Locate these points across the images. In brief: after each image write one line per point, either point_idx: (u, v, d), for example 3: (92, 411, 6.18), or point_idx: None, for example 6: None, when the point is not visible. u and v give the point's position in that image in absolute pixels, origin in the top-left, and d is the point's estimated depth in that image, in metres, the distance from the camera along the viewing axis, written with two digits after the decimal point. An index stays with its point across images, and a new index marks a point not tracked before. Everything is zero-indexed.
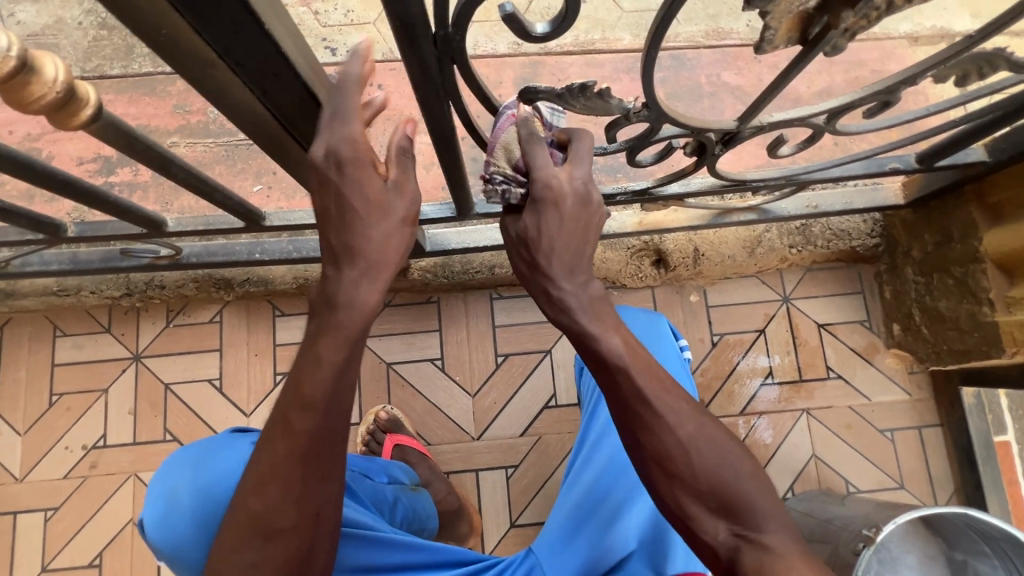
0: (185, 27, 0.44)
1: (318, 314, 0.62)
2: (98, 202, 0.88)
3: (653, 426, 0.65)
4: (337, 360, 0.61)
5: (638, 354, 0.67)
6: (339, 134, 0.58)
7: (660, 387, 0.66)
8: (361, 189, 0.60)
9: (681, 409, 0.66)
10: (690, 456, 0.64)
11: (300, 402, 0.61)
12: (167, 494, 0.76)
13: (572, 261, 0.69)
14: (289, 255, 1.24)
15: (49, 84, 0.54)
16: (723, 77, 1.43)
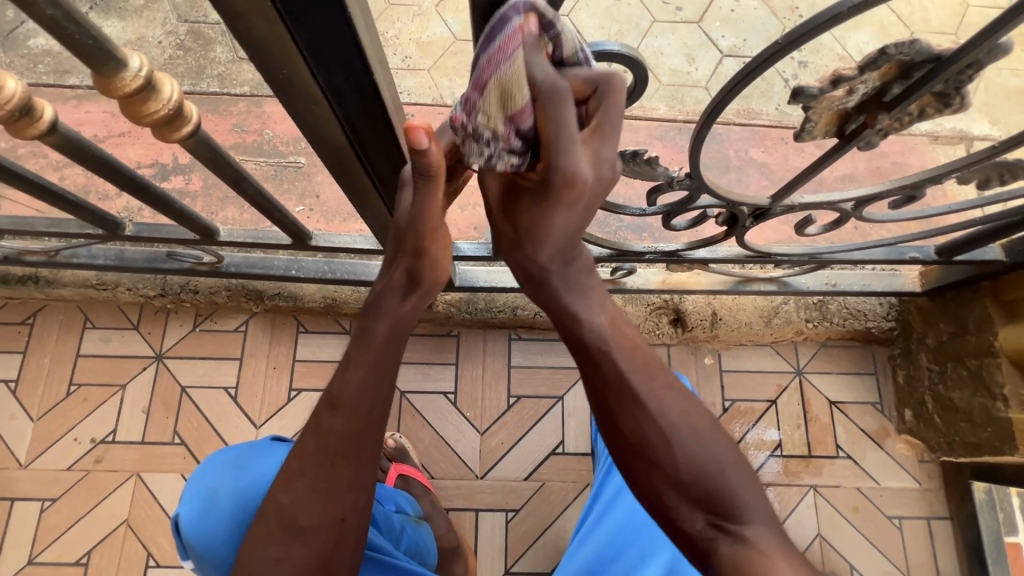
0: (306, 71, 0.50)
1: (358, 325, 0.69)
2: (164, 207, 0.94)
3: (634, 413, 0.66)
4: (368, 367, 0.67)
5: (623, 335, 0.68)
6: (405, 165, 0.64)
7: (643, 373, 0.67)
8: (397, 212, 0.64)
9: (663, 393, 0.67)
10: (670, 446, 0.65)
11: (332, 402, 0.67)
12: (205, 495, 0.79)
13: (567, 243, 0.65)
14: (323, 274, 1.29)
15: (164, 102, 0.60)
16: (751, 153, 1.51)
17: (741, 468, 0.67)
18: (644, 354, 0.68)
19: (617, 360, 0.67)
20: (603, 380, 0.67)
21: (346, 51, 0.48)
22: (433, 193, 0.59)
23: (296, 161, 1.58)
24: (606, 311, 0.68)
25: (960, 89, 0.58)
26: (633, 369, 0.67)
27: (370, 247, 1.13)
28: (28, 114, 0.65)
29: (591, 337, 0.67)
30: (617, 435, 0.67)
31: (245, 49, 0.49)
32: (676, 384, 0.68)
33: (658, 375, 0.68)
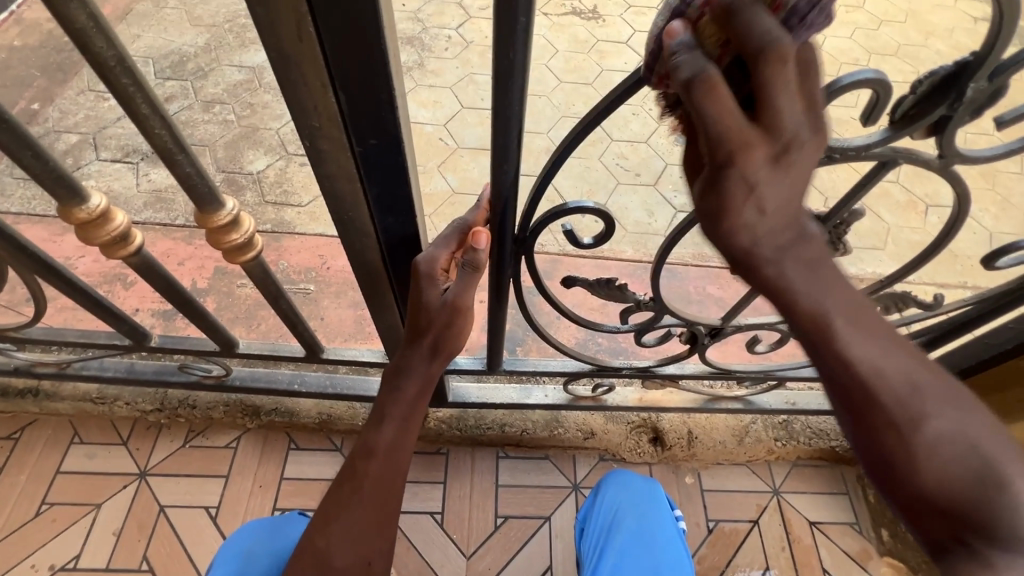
0: (366, 212, 0.68)
1: (387, 383, 0.81)
2: (201, 320, 1.06)
3: (886, 406, 0.56)
4: (398, 421, 0.78)
5: (866, 316, 0.57)
6: (426, 251, 0.73)
7: (879, 341, 0.57)
8: (423, 291, 0.74)
9: (923, 382, 0.57)
10: (920, 445, 0.55)
11: (365, 453, 0.77)
12: (241, 556, 0.89)
13: (773, 216, 0.52)
14: (325, 388, 1.37)
15: (243, 233, 0.77)
16: (709, 289, 1.83)
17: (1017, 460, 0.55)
18: (920, 354, 0.59)
19: (864, 351, 0.56)
20: (835, 373, 0.57)
21: (398, 202, 0.66)
22: (474, 284, 0.73)
23: (306, 287, 1.75)
24: (846, 298, 0.57)
25: (841, 238, 0.80)
26: (888, 349, 0.57)
27: (376, 361, 1.24)
28: (124, 239, 0.80)
29: (827, 324, 0.56)
30: (869, 444, 0.57)
31: (326, 197, 0.66)
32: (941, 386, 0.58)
33: (932, 373, 0.58)
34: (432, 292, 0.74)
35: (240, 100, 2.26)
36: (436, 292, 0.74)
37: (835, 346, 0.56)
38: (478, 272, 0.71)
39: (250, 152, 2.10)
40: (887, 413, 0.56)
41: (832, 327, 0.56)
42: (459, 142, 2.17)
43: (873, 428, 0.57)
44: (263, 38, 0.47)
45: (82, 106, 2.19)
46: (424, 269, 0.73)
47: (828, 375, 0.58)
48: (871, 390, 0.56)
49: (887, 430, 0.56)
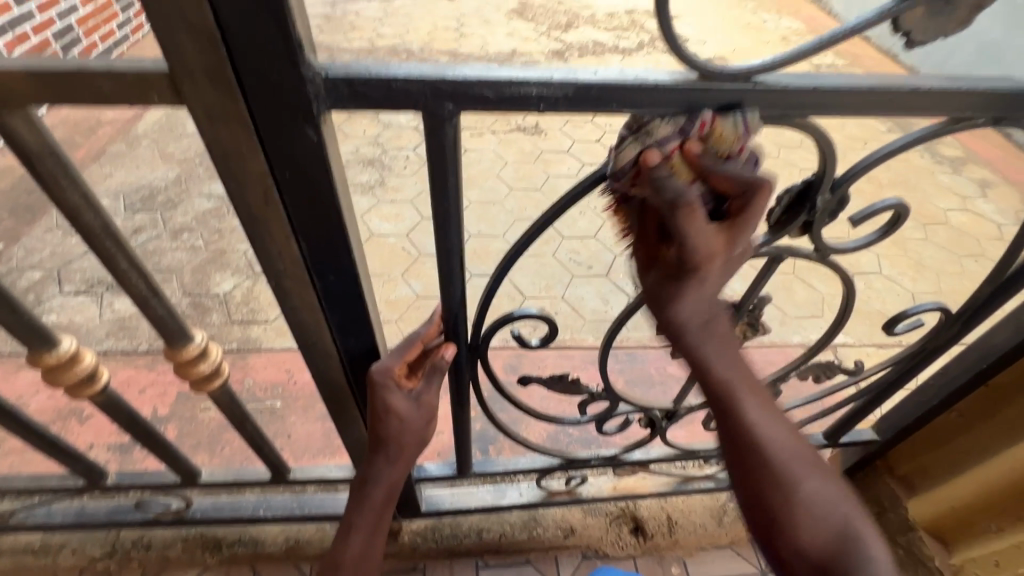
0: (329, 335, 0.74)
1: (356, 491, 0.86)
2: (163, 451, 1.05)
3: (773, 469, 0.72)
4: (365, 532, 0.85)
5: (759, 390, 0.74)
6: (382, 361, 0.76)
7: (767, 414, 0.73)
8: (386, 397, 0.77)
9: (798, 450, 0.74)
10: (792, 501, 0.71)
11: (333, 564, 0.84)
12: None
13: (708, 305, 0.66)
14: (292, 511, 1.33)
15: (211, 362, 0.81)
16: (669, 369, 1.92)
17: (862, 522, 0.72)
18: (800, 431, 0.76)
19: (759, 421, 0.72)
20: (736, 438, 0.73)
21: (358, 326, 0.72)
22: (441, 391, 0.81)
23: (272, 404, 1.73)
24: (747, 374, 0.73)
25: (758, 320, 0.91)
26: (771, 422, 0.73)
27: (345, 475, 1.23)
28: (91, 379, 0.83)
29: (735, 394, 0.72)
30: (748, 489, 0.73)
31: (292, 326, 0.72)
32: (816, 457, 0.75)
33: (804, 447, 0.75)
34: (394, 402, 0.78)
35: (208, 226, 2.37)
36: (402, 396, 0.78)
37: (735, 416, 0.72)
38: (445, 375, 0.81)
39: (217, 274, 2.17)
40: (770, 469, 0.72)
41: (736, 395, 0.72)
42: (420, 250, 2.31)
43: (760, 480, 0.72)
44: (235, 205, 0.56)
45: (49, 243, 2.25)
46: (382, 382, 0.76)
47: (730, 438, 0.73)
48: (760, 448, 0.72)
49: (769, 485, 0.72)
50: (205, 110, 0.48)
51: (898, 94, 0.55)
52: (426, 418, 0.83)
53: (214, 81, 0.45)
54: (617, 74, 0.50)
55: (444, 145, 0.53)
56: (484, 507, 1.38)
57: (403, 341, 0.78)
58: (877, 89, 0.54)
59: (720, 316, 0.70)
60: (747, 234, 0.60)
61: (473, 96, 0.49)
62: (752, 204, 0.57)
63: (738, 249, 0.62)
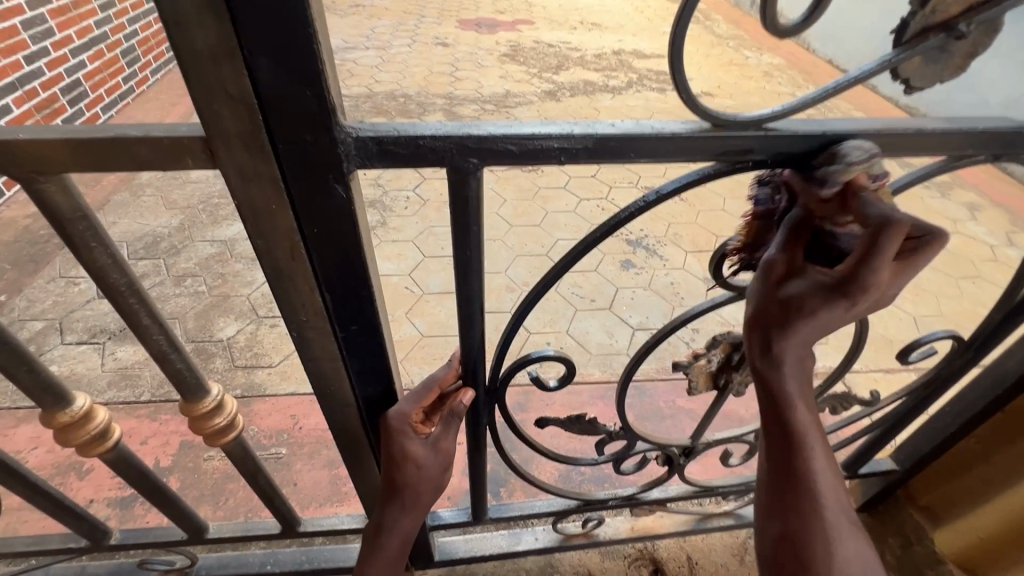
0: (348, 384, 0.74)
1: (369, 540, 0.83)
2: (171, 507, 1.02)
3: (818, 515, 0.59)
4: None
5: (831, 446, 0.63)
6: (399, 406, 0.75)
7: (828, 457, 0.62)
8: (404, 444, 0.75)
9: (852, 516, 0.61)
10: (839, 573, 0.58)
11: None
12: None
13: (805, 349, 0.58)
14: (301, 564, 1.28)
15: (227, 414, 0.80)
16: (678, 402, 1.91)
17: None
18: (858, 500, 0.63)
19: (819, 462, 0.61)
20: (790, 467, 0.61)
21: (377, 374, 0.72)
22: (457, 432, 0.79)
23: (277, 451, 1.70)
24: (821, 423, 0.63)
25: None
26: (831, 466, 0.62)
27: (357, 525, 1.20)
28: (103, 436, 0.81)
29: (805, 440, 0.61)
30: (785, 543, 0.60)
31: (311, 376, 0.72)
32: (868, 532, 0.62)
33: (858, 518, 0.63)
34: (410, 447, 0.76)
35: (211, 272, 2.37)
36: (417, 441, 0.76)
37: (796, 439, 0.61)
38: (461, 417, 0.79)
39: (220, 319, 2.16)
40: (819, 524, 0.59)
41: (803, 441, 0.61)
42: (424, 288, 2.32)
43: (796, 523, 0.60)
44: (262, 259, 0.57)
45: (51, 294, 2.24)
46: (398, 427, 0.74)
47: (780, 465, 0.62)
48: (818, 505, 0.60)
49: (810, 535, 0.59)
50: (237, 172, 0.49)
51: (903, 135, 0.57)
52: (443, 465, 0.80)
53: (248, 145, 0.47)
54: (633, 126, 0.52)
55: (467, 198, 0.55)
56: (499, 554, 1.34)
57: (419, 384, 0.77)
58: (883, 132, 0.56)
59: (814, 363, 0.61)
60: (901, 282, 0.54)
61: (496, 152, 0.51)
62: (883, 244, 0.50)
63: (881, 297, 0.56)
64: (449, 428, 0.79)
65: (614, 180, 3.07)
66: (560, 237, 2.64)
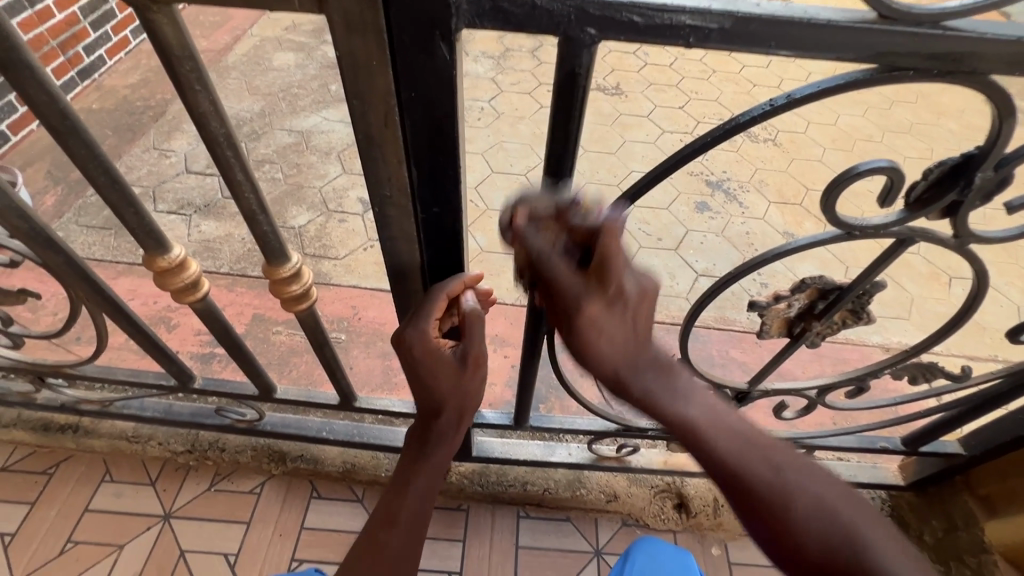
0: (419, 270, 0.75)
1: (414, 449, 0.80)
2: (246, 364, 1.12)
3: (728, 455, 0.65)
4: (423, 487, 0.78)
5: (685, 380, 0.71)
6: (414, 329, 0.71)
7: (701, 400, 0.70)
8: (428, 362, 0.72)
9: (748, 432, 0.68)
10: (777, 494, 0.63)
11: (386, 522, 0.76)
12: None
13: (622, 347, 0.68)
14: (352, 437, 1.40)
15: (302, 284, 0.84)
16: (732, 353, 1.86)
17: (886, 541, 0.60)
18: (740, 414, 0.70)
19: (694, 412, 0.68)
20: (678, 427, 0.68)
21: (448, 262, 0.73)
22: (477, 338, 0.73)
23: (337, 336, 1.81)
24: (664, 362, 0.71)
25: (865, 307, 0.83)
26: (703, 405, 0.69)
27: (406, 411, 1.28)
28: (193, 286, 0.87)
29: (700, 431, 0.67)
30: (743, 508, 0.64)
31: (386, 256, 0.73)
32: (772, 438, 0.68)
33: (806, 459, 0.67)
34: (441, 360, 0.72)
35: (288, 161, 2.44)
36: (441, 355, 0.72)
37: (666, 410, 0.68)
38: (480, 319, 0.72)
39: (294, 207, 2.25)
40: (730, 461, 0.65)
41: (669, 392, 0.69)
42: (488, 203, 2.31)
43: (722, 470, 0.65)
44: (355, 124, 0.56)
45: (146, 163, 2.39)
46: (421, 344, 0.71)
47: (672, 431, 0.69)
48: (754, 475, 0.64)
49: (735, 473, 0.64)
50: (343, 20, 0.47)
51: None
52: (480, 374, 0.76)
53: None
54: (782, 8, 0.45)
55: (576, 77, 0.50)
56: (532, 461, 1.40)
57: (430, 299, 0.72)
58: None
59: (653, 352, 0.71)
60: (619, 277, 0.63)
61: (618, 23, 0.46)
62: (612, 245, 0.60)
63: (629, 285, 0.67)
64: (467, 334, 0.72)
65: (703, 113, 2.83)
66: (635, 169, 2.51)
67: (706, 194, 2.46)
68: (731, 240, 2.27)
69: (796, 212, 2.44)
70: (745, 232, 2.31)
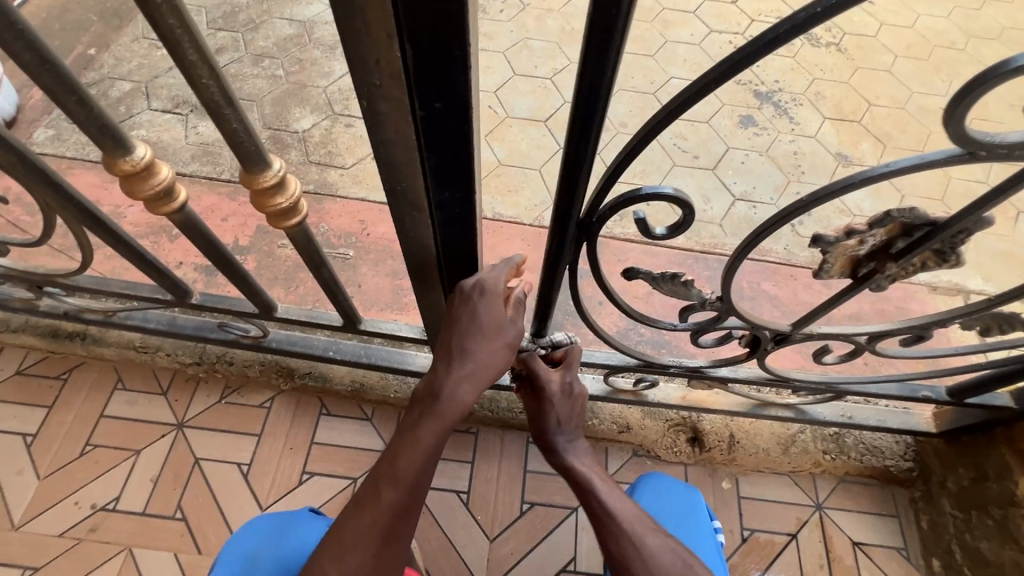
0: (421, 188, 0.62)
1: (425, 400, 0.74)
2: (242, 281, 1.04)
3: (603, 505, 0.85)
4: (430, 444, 0.72)
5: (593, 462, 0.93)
6: (488, 275, 0.75)
7: (599, 472, 0.91)
8: (487, 308, 0.73)
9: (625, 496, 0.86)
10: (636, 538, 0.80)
11: (391, 475, 0.71)
12: (247, 559, 0.98)
13: (567, 423, 0.94)
14: (359, 358, 1.35)
15: (288, 197, 0.72)
16: (763, 286, 1.75)
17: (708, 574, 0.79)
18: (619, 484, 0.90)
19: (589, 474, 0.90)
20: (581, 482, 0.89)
21: (458, 183, 0.60)
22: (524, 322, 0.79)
23: (344, 253, 1.72)
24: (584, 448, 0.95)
25: (955, 249, 0.69)
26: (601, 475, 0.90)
27: (414, 336, 1.21)
28: (168, 195, 0.77)
29: (588, 484, 0.89)
30: (607, 553, 0.82)
31: (380, 166, 0.60)
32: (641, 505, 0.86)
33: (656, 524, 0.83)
34: (497, 313, 0.74)
35: (289, 55, 2.21)
36: (495, 308, 0.74)
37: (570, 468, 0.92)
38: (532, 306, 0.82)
39: (296, 109, 2.06)
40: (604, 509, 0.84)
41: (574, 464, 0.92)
42: (509, 112, 2.10)
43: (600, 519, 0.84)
44: None
45: (135, 54, 2.18)
46: (488, 291, 0.74)
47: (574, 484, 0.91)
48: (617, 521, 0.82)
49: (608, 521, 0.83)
50: None
51: None
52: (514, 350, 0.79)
53: None
54: None
55: None
56: None
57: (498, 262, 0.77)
58: None
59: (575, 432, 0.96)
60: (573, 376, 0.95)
61: None
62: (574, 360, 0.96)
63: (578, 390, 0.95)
64: (521, 311, 0.78)
65: (759, 10, 2.46)
66: (674, 76, 2.24)
67: (754, 107, 2.20)
68: (776, 161, 2.06)
69: (852, 130, 2.18)
70: (793, 152, 2.09)
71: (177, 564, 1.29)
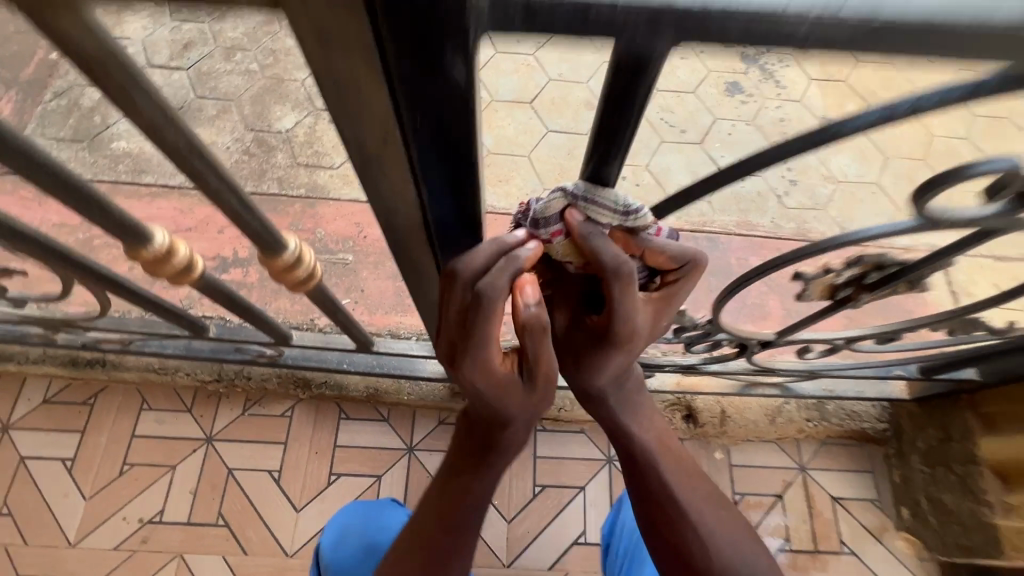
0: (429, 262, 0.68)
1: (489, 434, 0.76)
2: (257, 321, 1.09)
3: (665, 482, 0.84)
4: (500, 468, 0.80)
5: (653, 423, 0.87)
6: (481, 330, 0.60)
7: (659, 439, 0.87)
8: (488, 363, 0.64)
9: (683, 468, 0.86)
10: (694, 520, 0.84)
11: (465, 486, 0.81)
12: (341, 532, 1.20)
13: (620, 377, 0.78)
14: (372, 368, 1.43)
15: (306, 267, 0.76)
16: (751, 261, 1.82)
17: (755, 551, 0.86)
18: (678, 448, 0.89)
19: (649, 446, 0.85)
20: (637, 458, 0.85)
21: None
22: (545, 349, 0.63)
23: (344, 258, 1.76)
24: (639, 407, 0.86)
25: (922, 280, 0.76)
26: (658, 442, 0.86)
27: None
28: (188, 268, 0.80)
29: (649, 456, 0.84)
30: (662, 529, 0.85)
31: (392, 244, 0.66)
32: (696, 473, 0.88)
33: (712, 498, 0.87)
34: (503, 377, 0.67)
35: (261, 47, 2.13)
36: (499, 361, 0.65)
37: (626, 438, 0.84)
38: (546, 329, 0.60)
39: (277, 107, 2.02)
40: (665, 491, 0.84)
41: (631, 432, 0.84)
42: (493, 95, 2.07)
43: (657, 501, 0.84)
44: (345, 136, 0.46)
45: None
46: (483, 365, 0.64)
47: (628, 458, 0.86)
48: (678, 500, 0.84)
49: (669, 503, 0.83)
50: (318, 33, 0.35)
51: None
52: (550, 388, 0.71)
53: None
54: None
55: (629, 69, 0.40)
56: None
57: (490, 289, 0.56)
58: None
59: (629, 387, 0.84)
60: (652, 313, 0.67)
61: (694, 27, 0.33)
62: (682, 285, 0.65)
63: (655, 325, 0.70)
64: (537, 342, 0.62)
65: None
66: None
67: (740, 73, 2.18)
68: (762, 129, 2.07)
69: (838, 91, 2.17)
70: (779, 119, 2.10)
71: (227, 565, 1.42)
